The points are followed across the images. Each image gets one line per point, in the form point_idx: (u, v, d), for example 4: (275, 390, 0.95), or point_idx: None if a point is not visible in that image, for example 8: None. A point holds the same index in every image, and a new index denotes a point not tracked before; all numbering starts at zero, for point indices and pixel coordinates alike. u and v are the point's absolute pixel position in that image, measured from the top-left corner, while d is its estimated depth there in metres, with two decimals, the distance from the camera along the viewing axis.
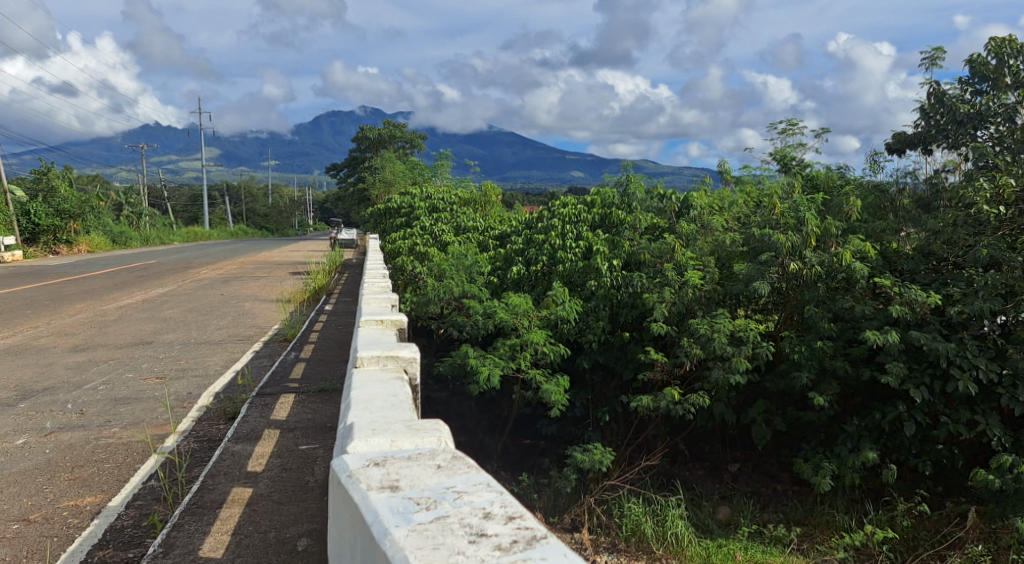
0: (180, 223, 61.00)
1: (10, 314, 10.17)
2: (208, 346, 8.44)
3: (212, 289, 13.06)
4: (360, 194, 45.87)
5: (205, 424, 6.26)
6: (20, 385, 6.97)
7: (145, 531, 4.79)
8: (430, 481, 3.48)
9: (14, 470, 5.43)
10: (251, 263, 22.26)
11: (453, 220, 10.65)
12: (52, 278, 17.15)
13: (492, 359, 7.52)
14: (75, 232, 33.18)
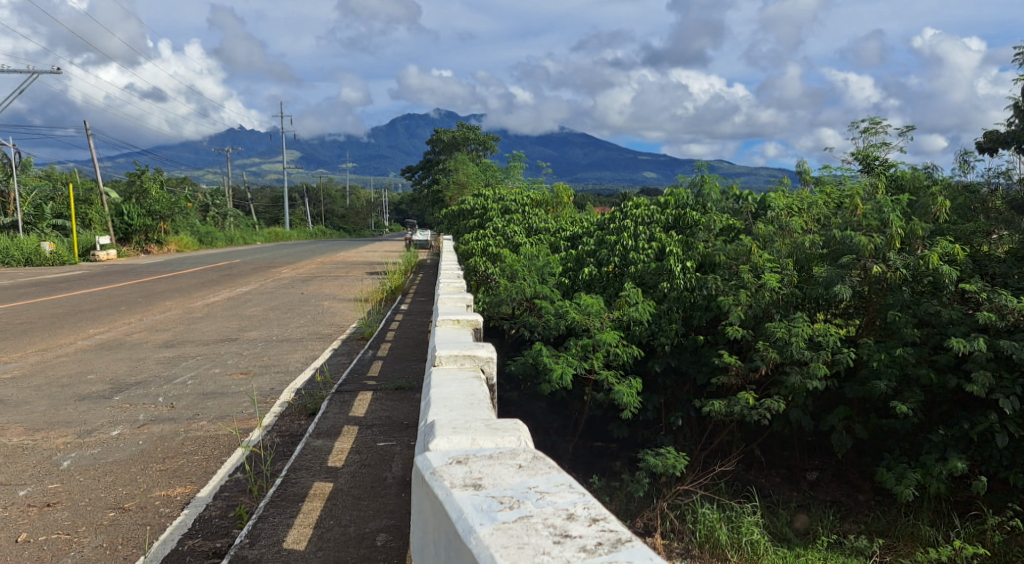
0: (257, 224, 62.97)
1: (106, 310, 10.70)
2: (289, 343, 8.69)
3: (293, 288, 13.47)
4: (433, 196, 46.52)
5: (287, 419, 6.45)
6: (115, 379, 7.30)
7: (232, 522, 4.96)
8: (512, 480, 3.50)
9: (111, 460, 5.69)
10: (329, 264, 22.83)
11: (526, 221, 10.71)
12: (144, 276, 18.02)
13: (564, 358, 7.54)
14: (164, 233, 34.71)
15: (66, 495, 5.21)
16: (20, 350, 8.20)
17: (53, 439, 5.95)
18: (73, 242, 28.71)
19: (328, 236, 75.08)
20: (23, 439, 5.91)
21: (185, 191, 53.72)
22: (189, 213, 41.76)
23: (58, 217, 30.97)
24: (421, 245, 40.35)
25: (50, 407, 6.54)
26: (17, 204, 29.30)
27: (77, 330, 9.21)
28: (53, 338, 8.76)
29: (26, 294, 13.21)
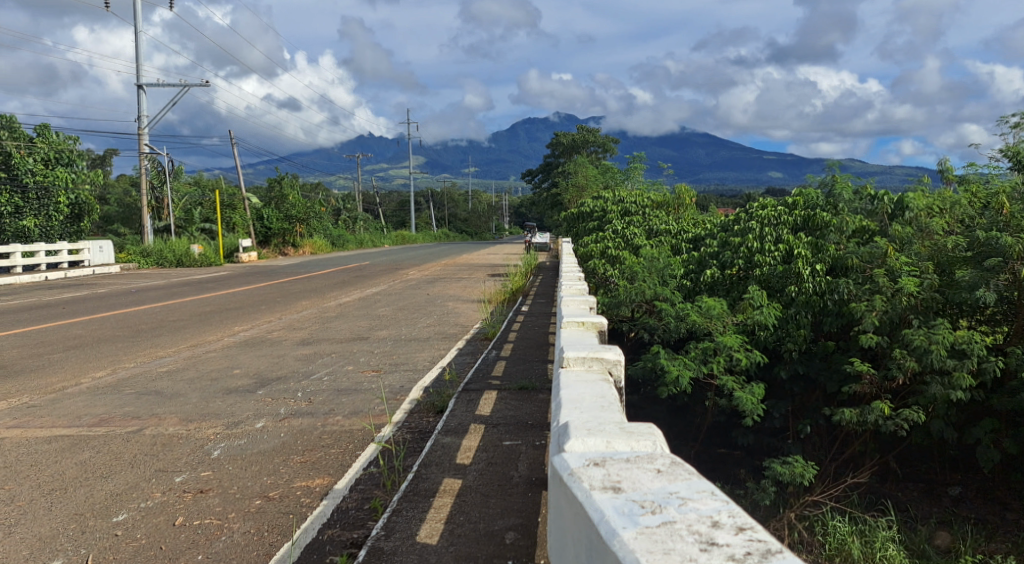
0: (379, 226, 65.29)
1: (248, 308, 11.37)
2: (416, 342, 8.95)
3: (420, 289, 13.90)
4: (554, 198, 46.88)
5: (416, 416, 6.67)
6: (258, 373, 7.74)
7: (367, 514, 5.16)
8: (652, 485, 3.48)
9: (256, 451, 6.03)
10: (451, 265, 23.43)
11: (646, 224, 10.67)
12: (285, 276, 19.18)
13: (683, 361, 7.45)
14: (299, 236, 36.92)
15: (217, 482, 5.54)
16: (174, 345, 8.81)
17: (204, 430, 6.36)
18: (218, 244, 30.68)
19: (445, 238, 76.80)
20: (178, 429, 6.35)
21: (314, 195, 56.37)
22: (322, 217, 43.91)
23: (206, 221, 33.25)
24: (540, 247, 40.83)
25: (202, 399, 6.99)
26: (170, 209, 31.66)
27: (223, 327, 9.82)
28: (203, 334, 9.38)
29: (178, 293, 14.26)
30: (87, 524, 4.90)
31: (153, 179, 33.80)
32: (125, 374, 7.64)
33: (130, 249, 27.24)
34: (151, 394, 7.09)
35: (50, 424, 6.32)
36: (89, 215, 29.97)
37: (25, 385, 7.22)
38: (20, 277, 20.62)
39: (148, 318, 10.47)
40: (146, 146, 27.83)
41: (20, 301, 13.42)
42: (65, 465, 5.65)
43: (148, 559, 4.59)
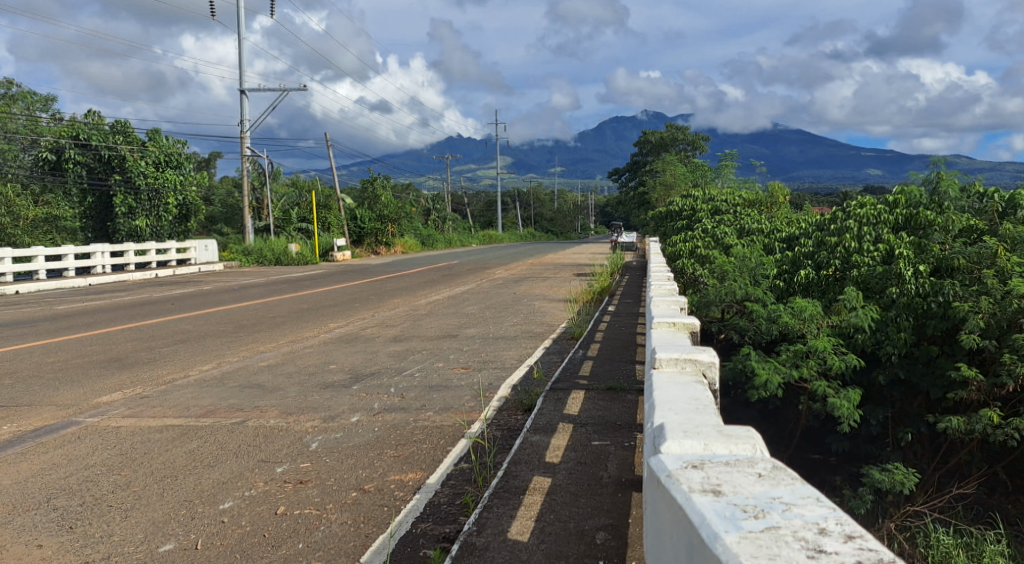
0: (465, 225, 66.25)
1: (342, 305, 11.72)
2: (504, 340, 9.03)
3: (507, 288, 14.03)
4: (640, 196, 46.68)
5: (504, 414, 6.75)
6: (353, 369, 7.96)
7: (459, 509, 5.23)
8: (754, 489, 3.41)
9: (351, 444, 6.21)
10: (537, 264, 23.62)
11: (737, 223, 10.53)
12: (380, 274, 19.84)
13: (774, 364, 7.27)
14: (392, 235, 38.61)
15: (316, 474, 5.73)
16: (274, 340, 9.15)
17: (303, 423, 6.58)
18: (314, 243, 31.80)
19: (528, 237, 77.17)
20: (279, 421, 6.59)
21: (404, 196, 58.02)
22: (413, 216, 45.18)
23: (301, 220, 34.43)
24: (627, 247, 40.73)
25: (300, 393, 7.24)
26: (270, 209, 32.97)
27: (319, 323, 10.16)
28: (301, 330, 9.72)
29: (276, 290, 14.86)
30: (195, 511, 5.13)
31: (255, 181, 35.43)
32: (229, 367, 7.98)
33: (233, 248, 28.55)
34: (253, 387, 7.38)
35: (162, 414, 6.66)
36: (195, 215, 31.56)
37: (138, 377, 7.63)
38: (133, 274, 21.89)
39: (250, 314, 10.93)
40: (248, 148, 29.07)
41: (133, 297, 14.19)
42: (175, 453, 5.94)
43: (252, 545, 4.77)
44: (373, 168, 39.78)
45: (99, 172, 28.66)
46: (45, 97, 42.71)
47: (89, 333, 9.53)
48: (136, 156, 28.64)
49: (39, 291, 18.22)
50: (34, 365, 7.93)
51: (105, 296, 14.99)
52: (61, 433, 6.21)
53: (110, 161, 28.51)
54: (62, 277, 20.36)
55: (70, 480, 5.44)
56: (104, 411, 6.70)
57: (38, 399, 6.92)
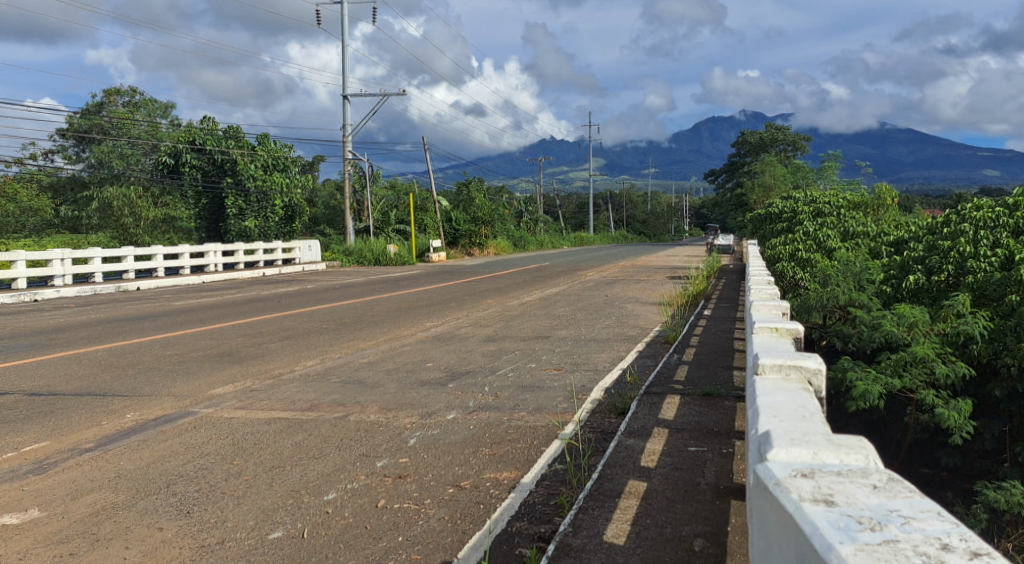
0: (556, 226, 66.48)
1: (438, 305, 11.95)
2: (597, 343, 9.01)
3: (599, 290, 13.99)
4: (739, 197, 45.92)
5: (598, 416, 6.73)
6: (449, 367, 8.10)
7: (554, 509, 5.24)
8: (870, 500, 3.10)
9: (448, 441, 6.33)
10: (629, 267, 23.50)
11: (840, 225, 10.24)
12: (474, 276, 20.15)
13: (872, 374, 6.95)
14: (486, 237, 39.29)
15: (414, 469, 5.85)
16: (374, 337, 9.42)
17: (402, 419, 6.74)
18: (410, 245, 32.58)
19: (618, 239, 76.75)
20: (378, 417, 6.78)
21: (496, 198, 58.82)
22: (506, 218, 45.84)
23: (399, 222, 35.35)
24: (723, 249, 40.15)
25: (399, 389, 7.42)
26: (368, 211, 34.00)
27: (415, 322, 10.38)
28: (399, 328, 9.96)
29: (374, 289, 15.29)
30: (302, 501, 5.33)
31: (356, 183, 36.56)
32: (331, 363, 8.25)
33: (334, 249, 29.62)
34: (355, 382, 7.61)
35: (270, 407, 6.94)
36: (299, 216, 32.86)
37: (248, 370, 7.99)
38: (242, 272, 22.98)
39: (350, 312, 11.27)
40: (350, 152, 30.03)
41: (241, 295, 14.86)
42: (283, 444, 6.19)
43: (355, 536, 4.90)
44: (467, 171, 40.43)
45: (213, 174, 30.74)
46: (164, 103, 45.28)
47: (205, 328, 10.04)
48: (245, 160, 30.21)
49: (158, 287, 19.32)
50: (154, 357, 8.40)
51: (216, 294, 15.75)
52: (178, 422, 6.55)
53: (223, 165, 30.60)
54: (179, 274, 21.57)
55: (188, 467, 5.74)
56: (217, 402, 7.03)
57: (158, 389, 7.33)
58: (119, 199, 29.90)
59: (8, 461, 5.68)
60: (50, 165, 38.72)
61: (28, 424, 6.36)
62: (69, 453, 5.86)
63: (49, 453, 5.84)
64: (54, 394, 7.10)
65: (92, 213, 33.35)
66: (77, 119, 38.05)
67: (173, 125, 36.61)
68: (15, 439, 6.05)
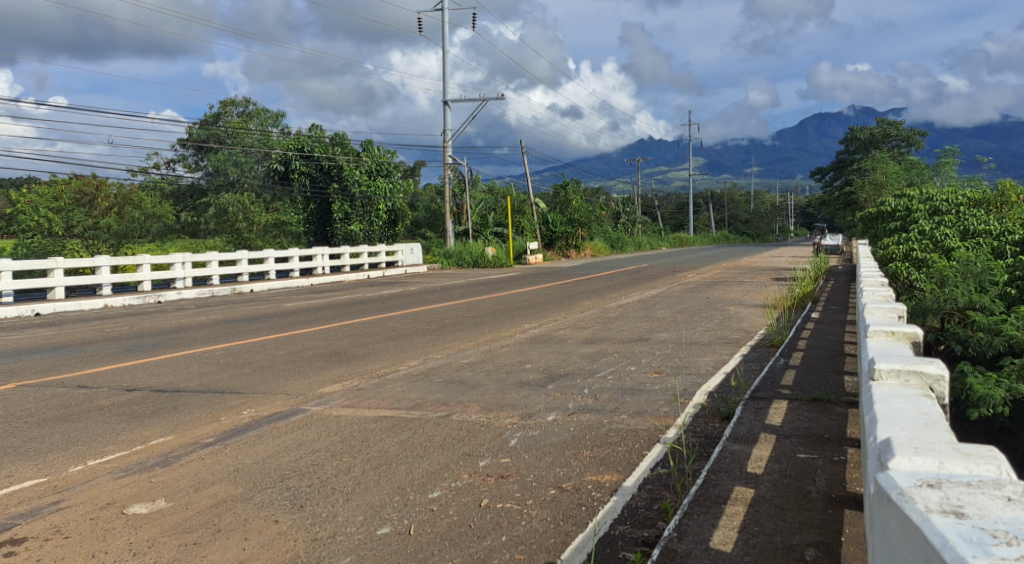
0: (653, 227, 65.66)
1: (537, 307, 12.00)
2: (699, 346, 8.85)
3: (700, 292, 13.74)
4: (847, 197, 44.49)
5: (701, 420, 6.61)
6: (548, 369, 8.12)
7: (657, 514, 5.17)
8: (1004, 514, 2.89)
9: (548, 443, 6.35)
10: (732, 268, 22.99)
11: (959, 224, 9.77)
12: (572, 277, 20.19)
13: (993, 381, 6.60)
14: (583, 239, 39.43)
15: (516, 469, 5.90)
16: (474, 338, 9.55)
17: (502, 419, 6.81)
18: (507, 247, 32.89)
19: (718, 238, 75.08)
20: (480, 417, 6.87)
21: (593, 200, 58.93)
22: (603, 220, 45.97)
23: (498, 225, 35.80)
24: (831, 251, 38.95)
25: (499, 390, 7.49)
26: (467, 214, 34.49)
27: (515, 323, 10.46)
28: (499, 329, 10.05)
29: (474, 291, 15.49)
30: (408, 498, 5.44)
31: (456, 187, 37.24)
32: (433, 363, 8.40)
33: (435, 251, 30.21)
34: (456, 383, 7.73)
35: (376, 405, 7.14)
36: (401, 220, 33.73)
37: (355, 370, 8.23)
38: (348, 273, 23.69)
39: (451, 313, 11.47)
40: (449, 156, 30.59)
41: (347, 296, 15.34)
42: (389, 442, 6.35)
43: (460, 534, 4.97)
44: (565, 172, 40.49)
45: (321, 181, 32.02)
46: (274, 111, 47.25)
47: (315, 328, 10.42)
48: (351, 166, 31.48)
49: (270, 289, 20.17)
50: (267, 356, 8.77)
51: (323, 295, 16.31)
52: (291, 419, 6.81)
53: (329, 171, 31.76)
54: (290, 276, 22.44)
55: (300, 463, 5.96)
56: (326, 401, 7.27)
57: (271, 387, 7.64)
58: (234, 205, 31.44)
59: (138, 454, 6.04)
60: (172, 173, 41.08)
61: (154, 419, 6.74)
62: (192, 447, 6.18)
63: (173, 447, 6.18)
64: (176, 391, 7.50)
65: (209, 219, 35.16)
66: (196, 129, 40.27)
67: (283, 133, 38.24)
68: (144, 433, 6.44)
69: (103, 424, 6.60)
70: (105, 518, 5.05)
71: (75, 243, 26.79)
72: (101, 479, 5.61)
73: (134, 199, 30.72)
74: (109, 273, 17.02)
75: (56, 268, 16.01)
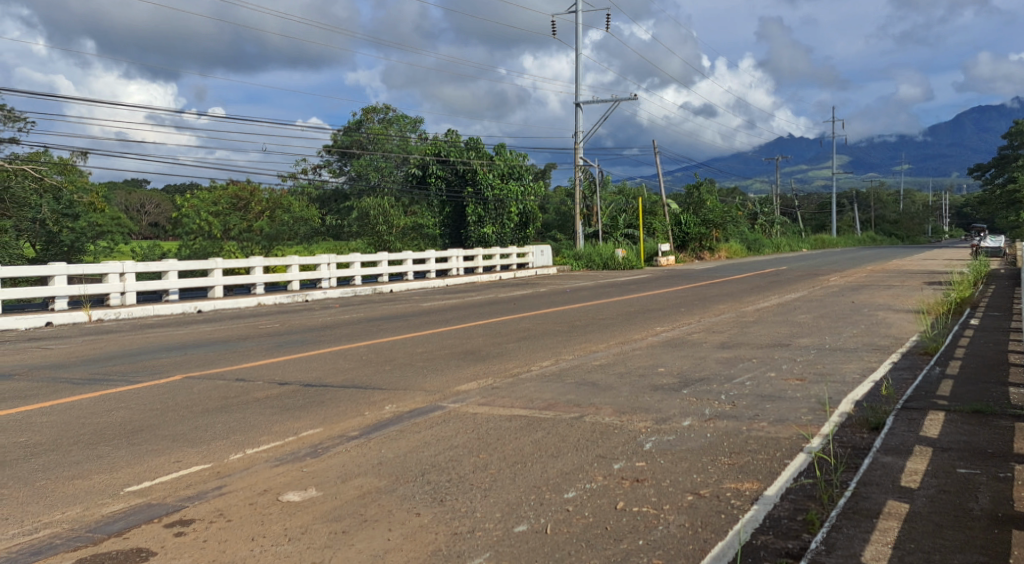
0: (792, 227, 63.53)
1: (670, 309, 11.83)
2: (843, 352, 8.46)
3: (844, 296, 13.12)
4: (1010, 195, 41.55)
5: (847, 430, 6.32)
6: (682, 373, 7.99)
7: (801, 525, 4.96)
8: None
9: (685, 448, 6.24)
10: (881, 270, 21.87)
11: None
12: (708, 280, 19.78)
13: None
14: (716, 240, 38.61)
15: (651, 473, 5.83)
16: (606, 340, 9.51)
17: (636, 422, 6.76)
18: (638, 248, 32.66)
19: (861, 238, 71.44)
20: (614, 419, 6.84)
21: (729, 201, 57.68)
22: (739, 221, 44.98)
23: (629, 226, 35.64)
24: (992, 253, 36.45)
25: (633, 393, 7.43)
26: (598, 215, 34.47)
27: (647, 326, 10.35)
28: (631, 332, 9.98)
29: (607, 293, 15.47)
30: (544, 497, 5.49)
31: (588, 190, 37.34)
32: (566, 364, 8.45)
33: (565, 253, 30.38)
34: (589, 384, 7.73)
35: (510, 404, 7.24)
36: (533, 222, 34.16)
37: (489, 369, 8.38)
38: (481, 274, 24.20)
39: (584, 315, 11.49)
40: (580, 157, 30.68)
41: (481, 297, 15.66)
42: (524, 441, 6.43)
43: (596, 536, 4.95)
44: (700, 172, 39.92)
45: (456, 184, 33.40)
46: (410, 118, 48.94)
47: (451, 328, 10.70)
48: (485, 170, 32.32)
49: (407, 289, 20.88)
50: (407, 354, 9.08)
51: (459, 296, 16.70)
52: (429, 415, 7.02)
53: (464, 174, 33.06)
54: (426, 277, 23.15)
55: (439, 458, 6.13)
56: (462, 398, 7.45)
57: (411, 384, 7.90)
58: (374, 208, 32.80)
59: (290, 444, 6.39)
60: (318, 180, 43.37)
61: (304, 412, 7.11)
62: (339, 440, 6.48)
63: (323, 439, 6.50)
64: (324, 386, 7.89)
65: (350, 223, 36.80)
66: (339, 135, 42.33)
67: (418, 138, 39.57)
68: (295, 424, 6.81)
69: (259, 415, 7.03)
70: (263, 504, 5.37)
71: (231, 245, 28.73)
72: (258, 467, 5.97)
73: (284, 204, 32.56)
74: (262, 273, 18.07)
75: (214, 268, 17.17)
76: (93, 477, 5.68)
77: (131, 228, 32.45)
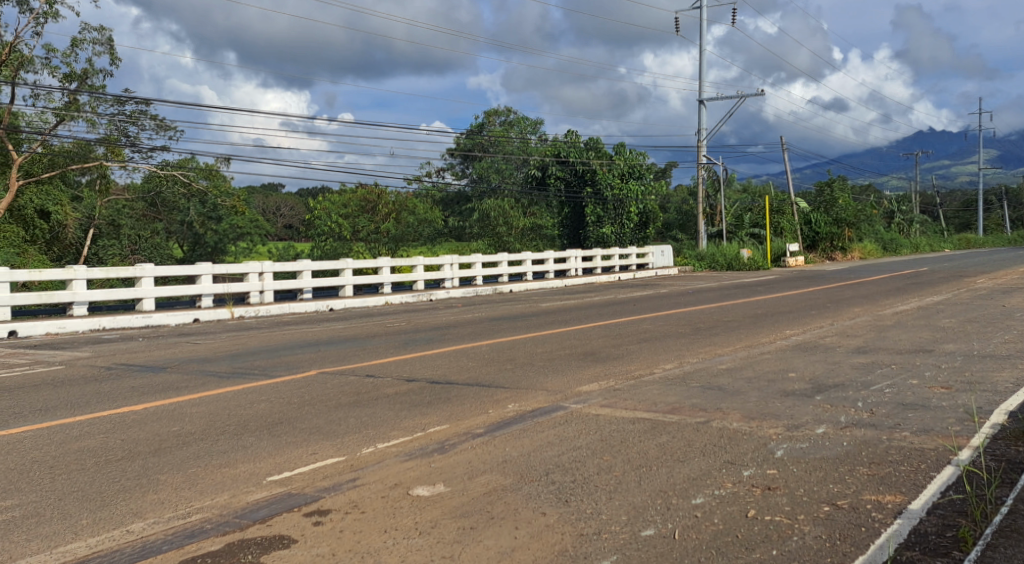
0: (931, 226, 60.19)
1: (799, 312, 11.40)
2: (995, 359, 7.90)
3: (995, 300, 12.27)
4: None
5: (1001, 443, 5.90)
6: (814, 378, 7.68)
7: (953, 542, 4.65)
8: None
9: (819, 456, 5.99)
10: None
11: None
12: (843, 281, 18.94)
13: None
14: (848, 240, 37.01)
15: (783, 482, 5.63)
16: (732, 343, 9.27)
17: (766, 429, 6.54)
18: (765, 248, 31.74)
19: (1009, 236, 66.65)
20: (742, 425, 6.65)
21: (862, 199, 55.25)
22: (874, 220, 43.03)
23: (755, 226, 34.78)
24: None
25: (761, 398, 7.20)
26: (720, 215, 33.71)
27: (775, 329, 10.02)
28: (758, 335, 9.68)
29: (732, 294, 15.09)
30: (671, 502, 5.39)
31: (710, 190, 36.59)
32: (690, 367, 8.29)
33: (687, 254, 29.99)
34: (715, 388, 7.55)
35: (634, 407, 7.16)
36: (653, 223, 33.74)
37: (612, 370, 8.34)
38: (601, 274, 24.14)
39: (708, 317, 11.24)
40: (703, 156, 30.07)
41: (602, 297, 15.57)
42: (649, 444, 6.35)
43: (726, 544, 4.81)
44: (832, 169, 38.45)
45: (575, 185, 33.04)
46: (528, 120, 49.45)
47: (573, 328, 10.70)
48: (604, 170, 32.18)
49: (528, 289, 21.06)
50: (530, 354, 9.14)
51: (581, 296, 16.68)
52: (552, 415, 7.04)
53: (584, 174, 32.71)
54: (545, 277, 23.28)
55: (563, 458, 6.13)
56: (586, 399, 7.43)
57: (534, 383, 7.94)
58: (494, 210, 33.28)
59: (418, 440, 6.54)
60: (440, 183, 44.50)
61: (432, 408, 7.28)
62: (465, 437, 6.58)
63: (449, 435, 6.63)
64: (450, 383, 8.04)
65: (472, 224, 37.51)
66: (461, 139, 43.26)
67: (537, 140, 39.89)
68: (423, 420, 6.97)
69: (390, 410, 7.24)
70: (394, 497, 5.52)
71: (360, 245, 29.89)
72: (389, 461, 6.14)
73: (409, 205, 33.55)
74: (387, 273, 18.63)
75: (343, 269, 17.84)
76: (239, 466, 6.00)
77: (268, 231, 34.31)
